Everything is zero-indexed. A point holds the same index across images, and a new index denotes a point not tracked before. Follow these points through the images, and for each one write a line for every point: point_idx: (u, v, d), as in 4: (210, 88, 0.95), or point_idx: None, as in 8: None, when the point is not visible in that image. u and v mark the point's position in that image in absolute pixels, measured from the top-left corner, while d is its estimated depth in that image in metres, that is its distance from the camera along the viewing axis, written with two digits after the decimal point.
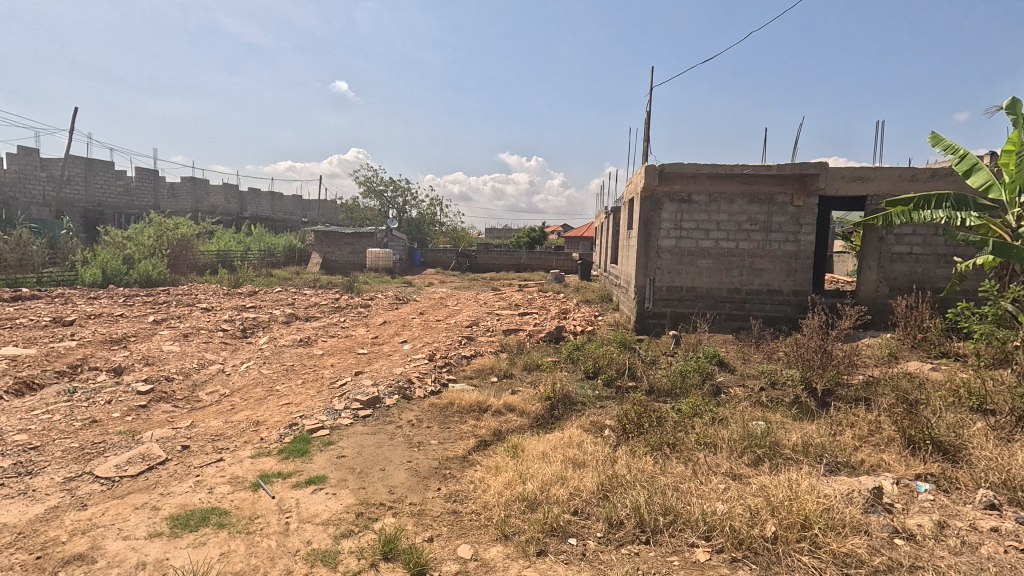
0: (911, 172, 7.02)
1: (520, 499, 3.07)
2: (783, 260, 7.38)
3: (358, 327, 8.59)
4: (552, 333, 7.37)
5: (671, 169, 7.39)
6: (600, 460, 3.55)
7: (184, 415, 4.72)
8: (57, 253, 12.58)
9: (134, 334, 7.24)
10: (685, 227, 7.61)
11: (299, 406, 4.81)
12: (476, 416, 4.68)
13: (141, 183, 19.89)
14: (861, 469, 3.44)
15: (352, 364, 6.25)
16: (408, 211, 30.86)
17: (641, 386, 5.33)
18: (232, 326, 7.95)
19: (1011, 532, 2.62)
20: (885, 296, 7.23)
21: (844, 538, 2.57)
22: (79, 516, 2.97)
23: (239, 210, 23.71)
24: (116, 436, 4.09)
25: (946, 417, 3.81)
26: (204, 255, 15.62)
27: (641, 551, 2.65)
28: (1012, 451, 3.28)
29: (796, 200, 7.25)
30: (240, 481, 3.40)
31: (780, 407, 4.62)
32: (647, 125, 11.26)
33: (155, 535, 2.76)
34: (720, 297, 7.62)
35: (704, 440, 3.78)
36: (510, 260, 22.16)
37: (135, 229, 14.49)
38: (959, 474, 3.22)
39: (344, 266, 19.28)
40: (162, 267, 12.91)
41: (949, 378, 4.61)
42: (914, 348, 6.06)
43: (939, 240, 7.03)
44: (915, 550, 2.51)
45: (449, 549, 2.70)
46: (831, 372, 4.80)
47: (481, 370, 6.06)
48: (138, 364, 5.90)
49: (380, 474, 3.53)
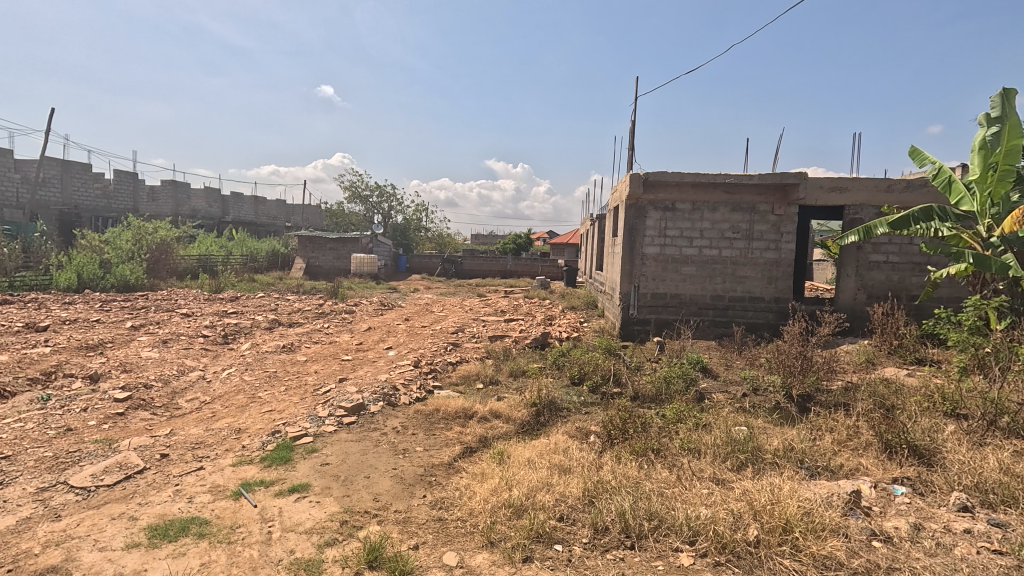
0: (887, 183, 7.25)
1: (506, 506, 3.07)
2: (764, 268, 7.53)
3: (343, 333, 8.52)
4: (538, 340, 7.39)
5: (656, 178, 7.50)
6: (587, 466, 3.57)
7: (163, 423, 4.62)
8: (31, 257, 12.29)
9: (111, 340, 7.07)
10: (670, 235, 7.72)
11: (281, 413, 4.74)
12: (462, 423, 4.67)
13: (119, 186, 19.49)
14: (840, 474, 3.51)
15: (336, 371, 6.19)
16: (393, 217, 30.77)
17: (626, 392, 5.37)
18: (213, 332, 7.82)
19: (983, 533, 2.71)
20: (863, 303, 7.41)
21: (824, 540, 2.62)
22: (53, 528, 2.89)
23: (221, 214, 23.36)
24: (92, 444, 3.99)
25: (921, 422, 3.92)
26: (185, 259, 15.35)
27: (626, 556, 2.67)
28: (984, 455, 3.39)
29: (777, 209, 7.42)
30: (221, 489, 3.34)
31: (762, 412, 4.70)
32: (632, 134, 11.43)
33: (133, 545, 2.70)
34: (703, 303, 7.73)
35: (688, 445, 3.82)
36: (496, 266, 22.19)
37: (113, 232, 14.19)
38: (934, 477, 3.31)
39: (329, 271, 19.07)
40: (141, 272, 12.66)
41: (924, 384, 4.74)
42: (891, 355, 6.23)
43: (913, 249, 7.25)
44: (892, 552, 2.57)
45: (434, 556, 2.69)
46: (812, 378, 4.91)
47: (467, 376, 6.05)
48: (115, 370, 5.76)
49: (365, 481, 3.50)
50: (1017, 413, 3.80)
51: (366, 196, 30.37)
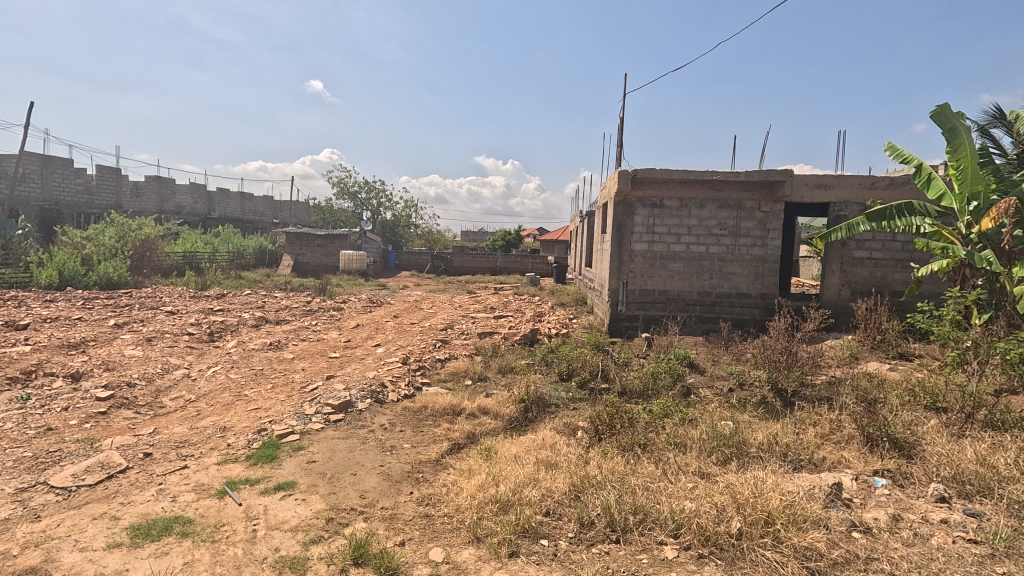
0: (871, 180, 7.36)
1: (493, 502, 3.08)
2: (751, 264, 7.61)
3: (330, 330, 8.48)
4: (527, 336, 7.43)
5: (643, 174, 7.53)
6: (573, 461, 3.61)
7: (147, 422, 4.56)
8: (10, 254, 12.07)
9: (93, 338, 6.95)
10: (657, 231, 7.77)
11: (268, 411, 4.71)
12: (450, 419, 4.68)
13: (101, 182, 19.14)
14: (823, 467, 3.56)
15: (323, 368, 6.16)
16: (382, 213, 30.58)
17: (613, 387, 5.42)
18: (198, 330, 7.72)
19: (959, 523, 2.77)
20: (847, 299, 7.52)
21: (805, 532, 2.66)
22: (33, 529, 2.85)
23: (207, 211, 23.06)
24: (73, 444, 3.93)
25: (902, 416, 4.00)
26: (170, 256, 15.12)
27: (611, 550, 2.70)
28: (962, 447, 3.47)
29: (763, 206, 7.49)
30: (205, 488, 3.32)
31: (748, 408, 4.75)
32: (619, 131, 11.47)
33: (114, 545, 2.67)
34: (690, 300, 7.80)
35: (674, 440, 3.87)
36: (486, 263, 22.14)
37: (96, 229, 13.94)
38: (913, 470, 3.38)
39: (317, 268, 18.99)
40: (123, 269, 12.44)
41: (905, 378, 4.81)
42: (874, 349, 6.32)
43: (896, 245, 7.37)
44: (871, 543, 2.63)
45: (421, 552, 2.69)
46: (797, 372, 4.96)
47: (455, 373, 6.04)
48: (97, 369, 5.67)
49: (352, 478, 3.49)
50: (993, 406, 3.89)
51: (355, 193, 30.10)
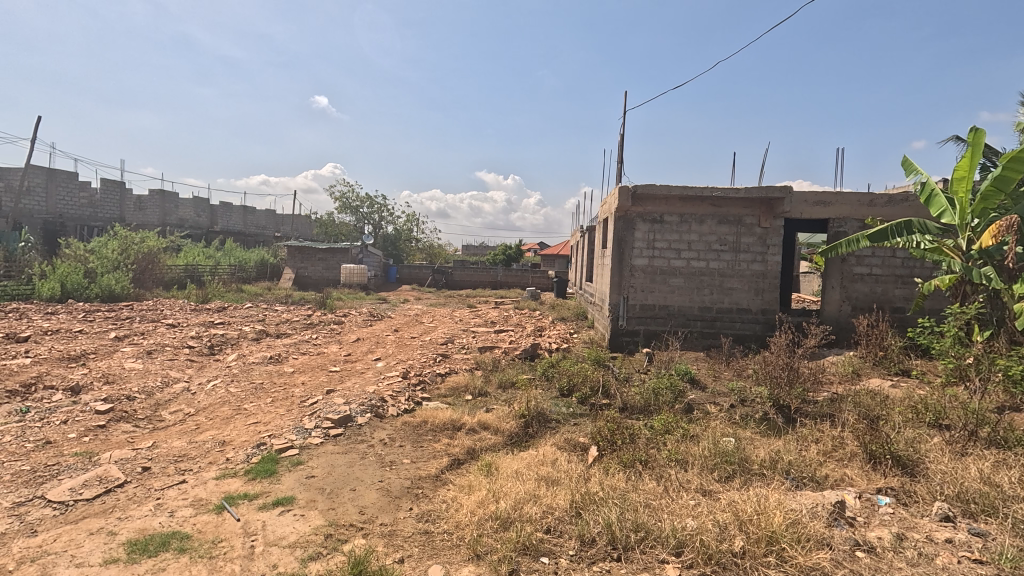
0: (869, 198, 7.42)
1: (493, 518, 3.05)
2: (751, 280, 7.63)
3: (331, 344, 8.48)
4: (527, 351, 7.42)
5: (643, 190, 7.59)
6: (574, 477, 3.57)
7: (145, 436, 4.53)
8: (13, 266, 12.12)
9: (93, 351, 6.94)
10: (658, 247, 7.80)
11: (267, 425, 4.70)
12: (450, 435, 4.66)
13: (106, 195, 19.33)
14: (826, 484, 3.53)
15: (322, 382, 6.16)
16: (384, 227, 30.75)
17: (614, 403, 5.38)
18: (198, 343, 7.71)
19: (964, 543, 2.75)
20: (848, 315, 7.53)
21: (810, 551, 2.64)
22: (30, 543, 2.83)
23: (209, 224, 23.22)
24: (71, 458, 3.91)
25: (904, 433, 3.97)
26: (171, 269, 15.15)
27: (612, 568, 2.67)
28: (966, 465, 3.45)
29: (763, 222, 7.54)
30: (204, 504, 3.29)
31: (750, 424, 4.72)
32: (621, 147, 11.57)
33: (110, 561, 2.64)
34: (691, 315, 7.81)
35: (676, 456, 3.84)
36: (486, 277, 22.23)
37: (99, 242, 14.00)
38: (916, 488, 3.36)
39: (318, 281, 19.05)
40: (126, 282, 12.47)
41: (908, 395, 4.77)
42: (876, 365, 6.30)
43: (896, 261, 7.41)
44: (875, 562, 2.59)
45: (419, 570, 2.67)
46: (798, 389, 4.93)
47: (456, 389, 6.02)
48: (97, 382, 5.67)
49: (351, 494, 3.46)
50: (996, 424, 3.87)
51: (357, 207, 30.25)
